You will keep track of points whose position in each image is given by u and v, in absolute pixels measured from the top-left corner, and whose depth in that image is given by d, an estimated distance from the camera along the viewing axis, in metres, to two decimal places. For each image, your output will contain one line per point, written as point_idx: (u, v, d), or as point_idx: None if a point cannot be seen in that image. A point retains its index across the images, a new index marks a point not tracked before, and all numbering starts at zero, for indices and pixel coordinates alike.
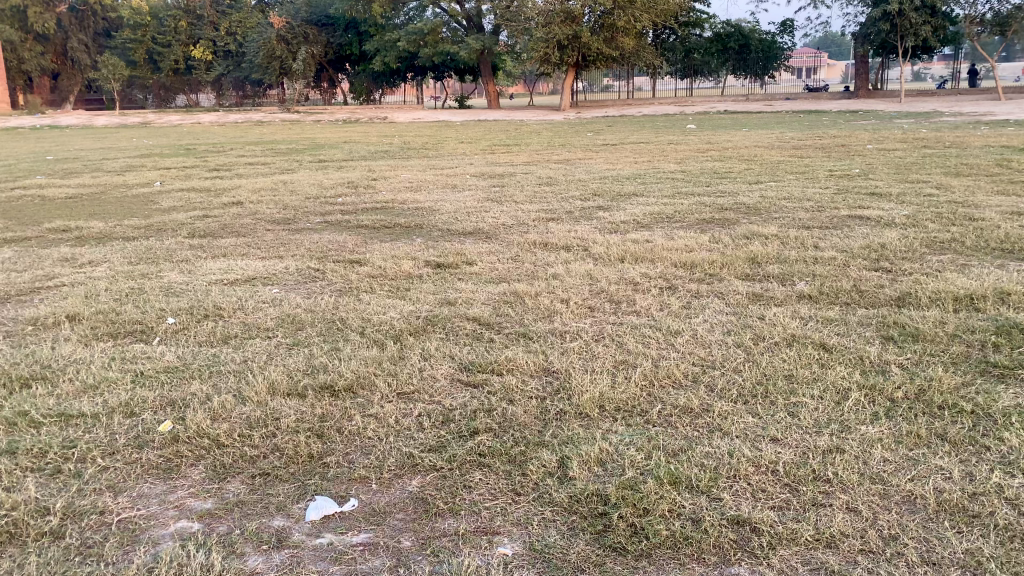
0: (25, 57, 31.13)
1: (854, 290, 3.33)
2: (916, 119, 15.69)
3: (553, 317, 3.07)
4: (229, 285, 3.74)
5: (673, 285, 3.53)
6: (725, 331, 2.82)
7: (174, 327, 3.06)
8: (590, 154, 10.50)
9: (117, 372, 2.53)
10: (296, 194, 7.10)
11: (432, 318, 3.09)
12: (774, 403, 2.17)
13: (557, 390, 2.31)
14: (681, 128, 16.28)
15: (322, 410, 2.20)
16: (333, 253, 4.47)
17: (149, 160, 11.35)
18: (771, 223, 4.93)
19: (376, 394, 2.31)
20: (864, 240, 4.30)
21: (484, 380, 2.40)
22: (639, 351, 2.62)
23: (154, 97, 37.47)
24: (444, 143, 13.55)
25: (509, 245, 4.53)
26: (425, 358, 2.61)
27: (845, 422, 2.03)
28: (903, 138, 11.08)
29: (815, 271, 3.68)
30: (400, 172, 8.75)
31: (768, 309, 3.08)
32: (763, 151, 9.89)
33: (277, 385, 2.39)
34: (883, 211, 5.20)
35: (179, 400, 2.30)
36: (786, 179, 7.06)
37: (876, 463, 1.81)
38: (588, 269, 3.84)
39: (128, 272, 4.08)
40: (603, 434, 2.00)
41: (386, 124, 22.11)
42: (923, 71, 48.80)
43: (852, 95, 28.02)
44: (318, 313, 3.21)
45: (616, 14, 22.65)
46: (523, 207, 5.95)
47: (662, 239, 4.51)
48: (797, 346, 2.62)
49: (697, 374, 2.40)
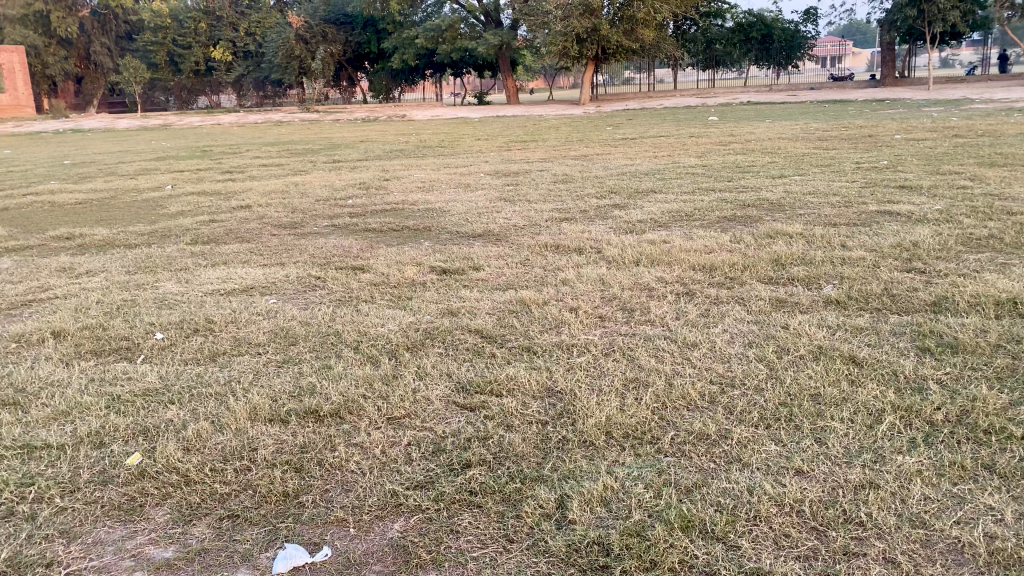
0: (49, 62, 31.45)
1: (886, 294, 3.10)
2: (945, 107, 15.29)
3: (560, 328, 2.87)
4: (225, 296, 3.58)
5: (691, 291, 3.32)
6: (745, 344, 2.61)
7: (161, 344, 2.90)
8: (609, 148, 10.30)
9: (91, 397, 2.37)
10: (306, 196, 6.97)
11: (432, 330, 2.91)
12: (800, 429, 1.97)
13: (560, 414, 2.12)
14: (703, 120, 16.01)
15: (303, 439, 2.03)
16: (337, 259, 4.31)
17: (165, 163, 11.31)
18: (795, 220, 4.71)
19: (365, 420, 2.13)
20: (895, 238, 4.05)
21: (481, 403, 2.21)
22: (652, 367, 2.42)
23: (175, 98, 37.73)
24: (461, 140, 13.43)
25: (520, 249, 4.33)
26: (420, 377, 2.43)
27: (878, 452, 1.82)
28: (933, 126, 10.75)
29: (842, 273, 3.46)
30: (414, 172, 8.59)
31: (793, 317, 2.87)
32: (787, 144, 9.60)
33: (258, 409, 2.21)
34: (914, 205, 4.94)
35: (152, 428, 2.13)
36: (811, 172, 6.82)
37: (916, 502, 1.60)
38: (600, 273, 3.64)
39: (124, 283, 3.94)
40: (609, 467, 1.81)
41: (405, 122, 22.01)
42: (952, 57, 47.89)
43: (878, 84, 27.51)
44: (313, 326, 3.04)
45: (636, 6, 22.29)
46: (537, 206, 5.78)
47: (679, 240, 4.30)
48: (824, 360, 2.41)
49: (714, 394, 2.20)
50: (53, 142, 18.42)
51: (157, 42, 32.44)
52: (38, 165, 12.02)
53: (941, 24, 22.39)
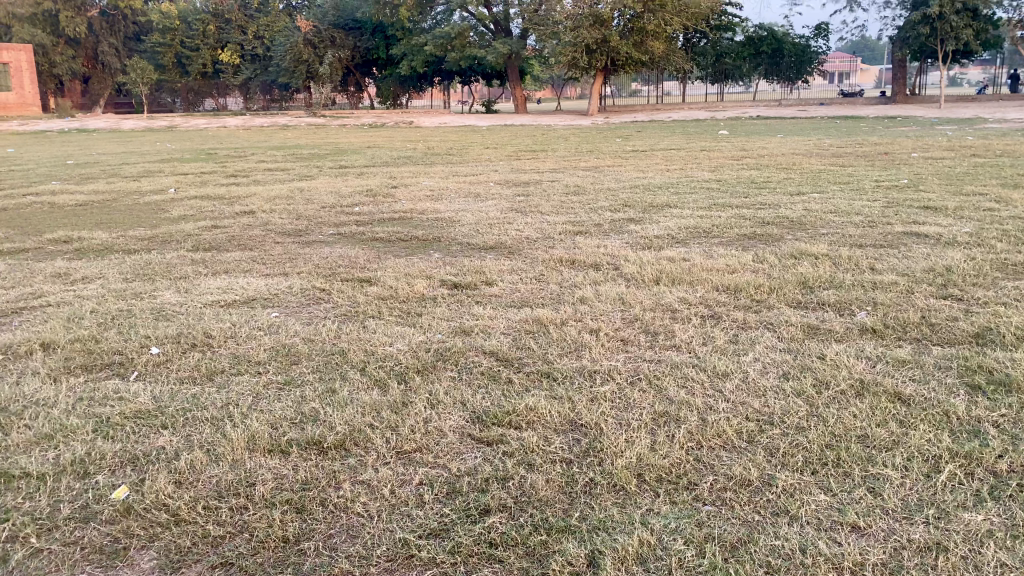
0: (57, 61, 31.41)
1: (925, 323, 2.92)
2: (958, 126, 15.11)
3: (581, 352, 2.70)
4: (225, 308, 3.41)
5: (717, 315, 3.14)
6: (781, 375, 2.43)
7: (156, 359, 2.73)
8: (620, 160, 10.14)
9: (77, 419, 2.20)
10: (311, 203, 6.81)
11: (444, 351, 2.74)
12: (850, 476, 1.80)
13: (586, 451, 1.95)
14: (713, 133, 15.85)
15: (305, 474, 1.86)
16: (343, 270, 4.14)
17: (169, 165, 11.16)
18: (818, 240, 4.54)
19: (372, 453, 1.96)
20: (927, 262, 3.88)
21: (498, 437, 2.04)
22: (682, 400, 2.25)
23: (182, 100, 37.71)
24: (469, 148, 13.30)
25: (533, 263, 4.16)
26: (432, 405, 2.26)
27: (940, 505, 1.66)
28: (949, 145, 10.58)
29: (875, 298, 3.28)
30: (422, 180, 8.41)
31: (829, 346, 2.69)
32: (802, 159, 9.43)
33: (257, 438, 2.04)
34: (941, 227, 4.77)
35: (142, 457, 1.96)
36: (830, 189, 6.64)
37: (991, 570, 1.45)
38: (619, 292, 3.47)
39: (120, 291, 3.77)
40: (642, 516, 1.65)
41: (412, 129, 21.89)
42: (960, 77, 47.80)
43: (887, 101, 27.34)
44: (318, 344, 2.86)
45: (647, 17, 22.13)
46: (549, 218, 5.62)
47: (700, 258, 4.13)
48: (869, 397, 2.23)
49: (752, 433, 2.03)
50: (58, 141, 18.34)
51: (165, 43, 32.39)
52: (39, 165, 11.87)
53: (953, 41, 22.27)
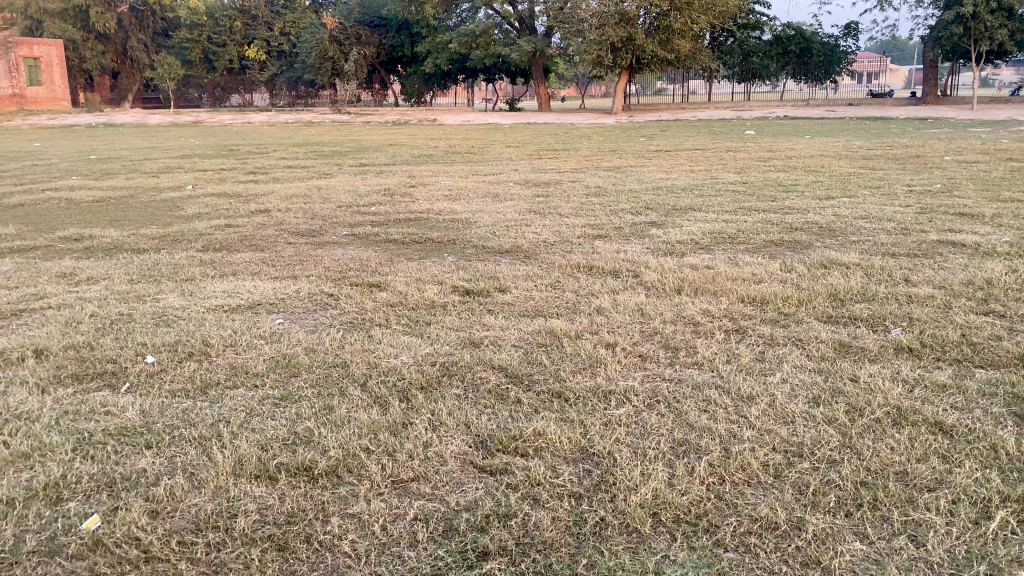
0: (86, 56, 31.67)
1: (965, 342, 2.73)
2: (993, 128, 14.70)
3: (595, 369, 2.54)
4: (227, 314, 3.29)
5: (742, 329, 2.97)
6: (810, 400, 2.26)
7: (150, 369, 2.61)
8: (644, 160, 9.97)
9: (57, 435, 2.07)
10: (328, 202, 6.70)
11: (450, 366, 2.58)
12: (889, 520, 1.63)
13: (597, 484, 1.80)
14: (739, 133, 15.66)
15: (292, 504, 1.72)
16: (353, 273, 4.01)
17: (190, 161, 11.11)
18: (849, 248, 4.34)
19: (366, 481, 1.82)
20: (965, 274, 3.67)
21: (503, 465, 1.89)
22: (703, 427, 2.08)
23: (209, 95, 37.97)
24: (491, 146, 13.16)
25: (549, 269, 4.01)
26: (433, 426, 2.11)
27: (989, 560, 1.49)
28: (985, 148, 10.26)
29: (911, 313, 3.09)
30: (441, 179, 8.27)
31: (862, 367, 2.51)
32: (831, 161, 9.18)
33: (244, 462, 1.90)
34: (978, 236, 4.55)
35: (120, 481, 1.83)
36: (861, 194, 6.42)
37: None
38: (639, 302, 3.31)
39: (122, 293, 3.66)
40: (656, 565, 1.50)
41: (435, 127, 21.85)
42: (993, 77, 46.94)
43: (918, 102, 26.86)
44: (320, 355, 2.72)
45: (673, 16, 21.81)
46: (568, 220, 5.46)
47: (725, 266, 3.96)
48: (907, 428, 2.05)
49: (780, 467, 1.86)
50: (85, 137, 18.39)
51: (192, 39, 32.55)
52: (62, 159, 11.85)
53: (987, 42, 21.80)
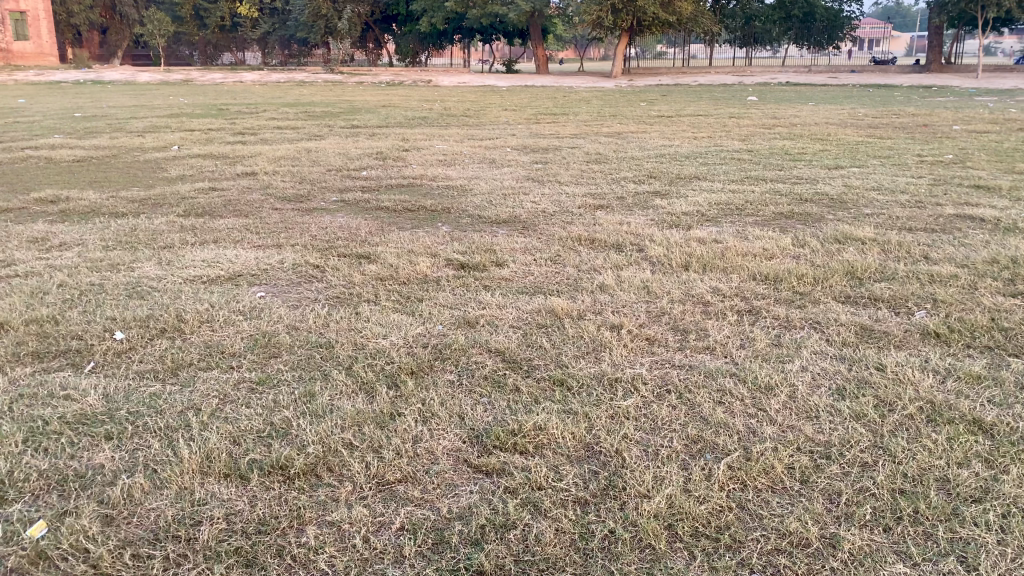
0: (75, 10, 30.95)
1: (996, 328, 2.54)
2: (998, 96, 14.44)
3: (600, 353, 2.35)
4: (206, 286, 3.08)
5: (756, 309, 2.77)
6: (834, 392, 2.07)
7: (117, 347, 2.40)
8: (645, 126, 9.71)
9: (8, 424, 1.87)
10: (317, 165, 6.46)
11: (443, 349, 2.38)
12: (934, 536, 1.45)
13: (604, 489, 1.62)
14: (742, 99, 15.36)
15: (266, 510, 1.53)
16: (342, 243, 3.80)
17: (176, 121, 10.78)
18: (863, 221, 4.14)
19: (350, 483, 1.63)
20: (986, 251, 3.47)
21: (500, 465, 1.70)
22: (720, 421, 1.90)
23: (201, 53, 37.28)
24: (488, 109, 12.87)
25: (549, 241, 3.80)
26: (424, 418, 1.92)
27: None
28: (992, 117, 10.05)
29: (936, 294, 2.89)
30: (434, 143, 8.02)
31: (889, 355, 2.32)
32: (838, 129, 8.94)
33: (213, 459, 1.71)
34: (996, 209, 4.36)
35: (74, 479, 1.65)
36: (870, 164, 6.22)
37: None
38: (644, 278, 3.11)
39: (96, 261, 3.44)
40: None
41: (429, 87, 21.42)
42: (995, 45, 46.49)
43: (922, 69, 26.46)
44: (303, 334, 2.51)
45: None
46: (567, 189, 5.25)
47: (734, 240, 3.75)
48: (945, 427, 1.86)
49: (807, 471, 1.68)
50: (71, 94, 17.94)
51: None
52: (44, 117, 11.50)
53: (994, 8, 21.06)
